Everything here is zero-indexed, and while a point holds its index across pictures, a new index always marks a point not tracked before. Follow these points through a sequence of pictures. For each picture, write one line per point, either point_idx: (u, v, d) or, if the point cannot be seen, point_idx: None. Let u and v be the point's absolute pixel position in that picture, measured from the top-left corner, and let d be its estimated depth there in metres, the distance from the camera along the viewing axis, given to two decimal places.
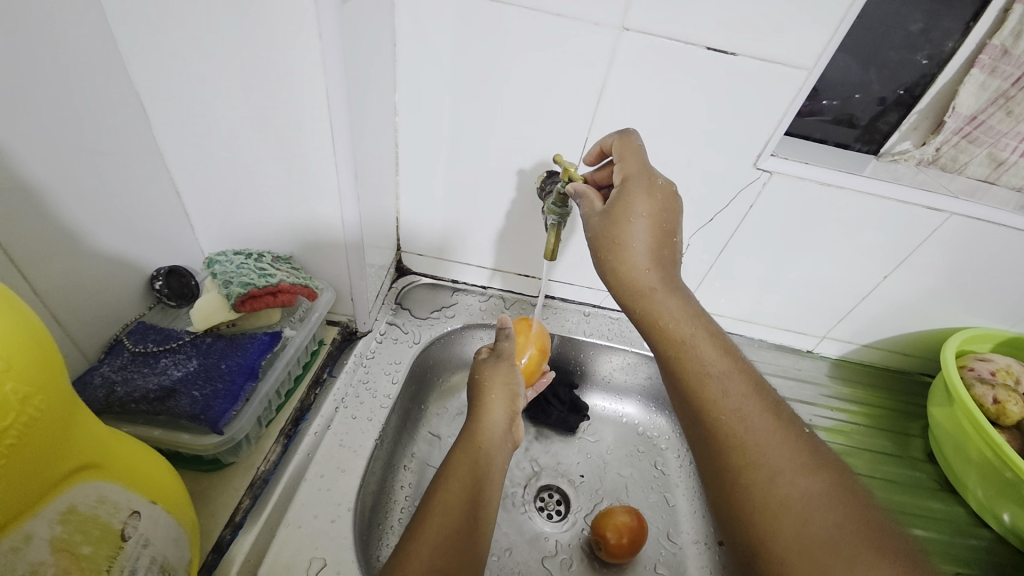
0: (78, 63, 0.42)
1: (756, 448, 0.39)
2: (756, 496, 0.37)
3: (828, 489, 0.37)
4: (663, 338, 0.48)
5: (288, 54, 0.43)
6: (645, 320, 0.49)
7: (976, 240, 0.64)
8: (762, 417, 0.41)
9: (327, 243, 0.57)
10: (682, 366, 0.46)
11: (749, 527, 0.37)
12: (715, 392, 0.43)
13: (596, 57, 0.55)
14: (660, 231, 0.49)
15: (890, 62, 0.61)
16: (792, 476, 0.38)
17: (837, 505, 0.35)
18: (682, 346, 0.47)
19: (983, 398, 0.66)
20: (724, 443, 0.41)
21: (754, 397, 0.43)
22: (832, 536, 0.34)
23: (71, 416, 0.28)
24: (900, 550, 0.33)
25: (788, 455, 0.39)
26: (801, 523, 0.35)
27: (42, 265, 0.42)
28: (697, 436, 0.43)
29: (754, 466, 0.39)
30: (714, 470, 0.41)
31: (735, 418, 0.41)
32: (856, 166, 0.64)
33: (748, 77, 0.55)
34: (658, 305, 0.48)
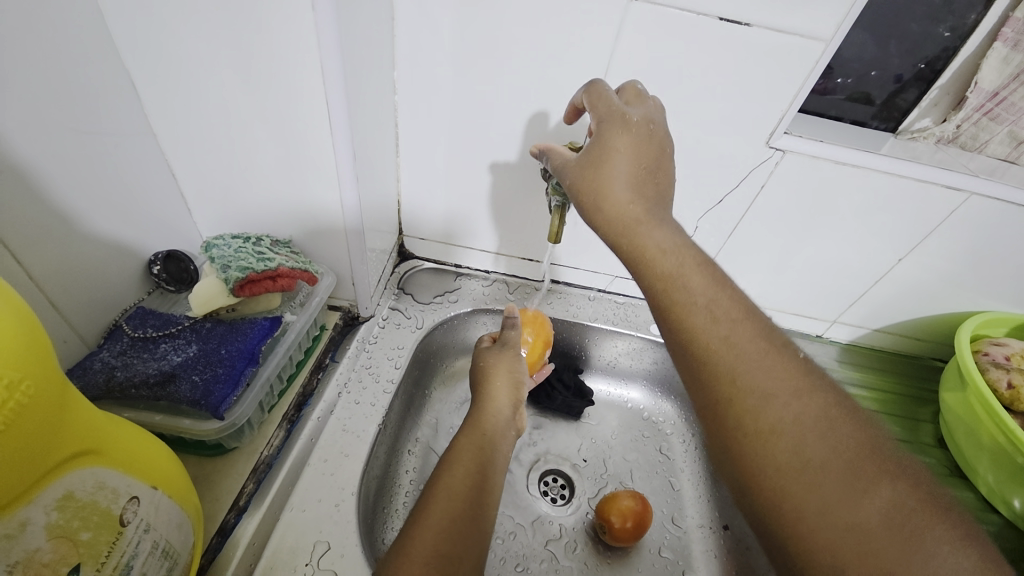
0: (66, 40, 0.40)
1: (754, 382, 0.37)
2: (751, 426, 0.36)
3: (823, 412, 0.35)
4: (649, 272, 0.44)
5: (279, 29, 0.41)
6: (631, 255, 0.45)
7: (996, 221, 0.62)
8: (756, 350, 0.38)
9: (326, 227, 0.56)
10: (667, 298, 0.42)
11: (749, 469, 0.35)
12: (703, 324, 0.40)
13: (602, 32, 0.53)
14: (644, 161, 0.45)
15: (911, 34, 0.58)
16: (787, 402, 0.36)
17: (834, 428, 0.35)
18: (669, 277, 0.43)
19: (997, 382, 0.64)
20: (719, 382, 0.38)
21: (746, 326, 0.40)
22: (831, 461, 0.33)
23: (64, 402, 0.27)
24: (895, 468, 0.33)
25: (781, 380, 0.37)
26: (797, 447, 0.34)
27: (37, 249, 0.41)
28: (690, 374, 0.40)
29: (746, 394, 0.37)
30: (708, 410, 0.38)
31: (726, 347, 0.38)
32: (873, 144, 0.61)
33: (762, 51, 0.52)
34: (643, 239, 0.44)
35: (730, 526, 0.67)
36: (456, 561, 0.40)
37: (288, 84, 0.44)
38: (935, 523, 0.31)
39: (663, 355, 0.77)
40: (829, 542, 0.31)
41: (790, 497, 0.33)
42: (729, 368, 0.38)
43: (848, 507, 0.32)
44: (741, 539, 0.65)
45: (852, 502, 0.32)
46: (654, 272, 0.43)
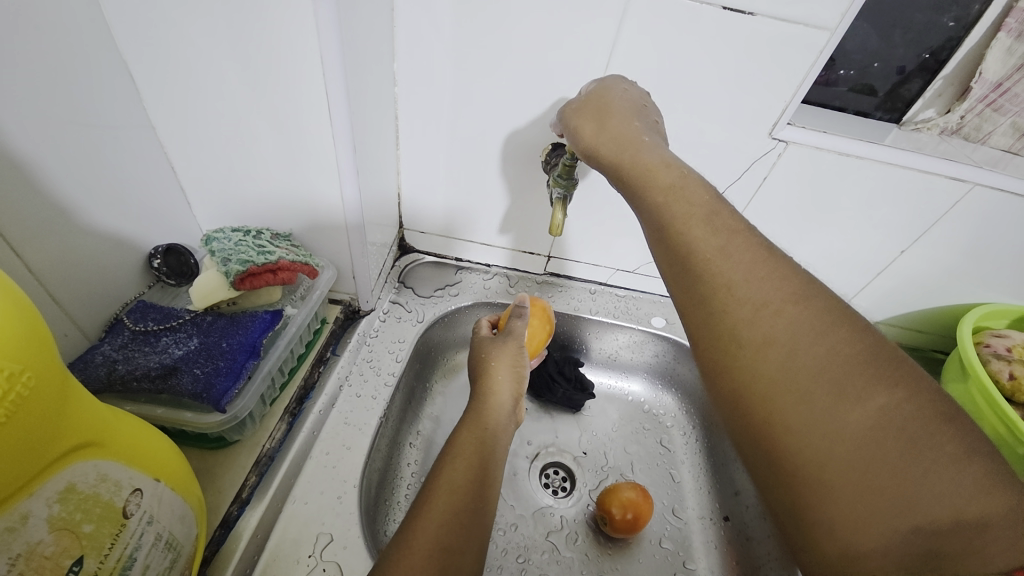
0: (63, 30, 0.40)
1: (746, 289, 0.36)
2: (742, 336, 0.36)
3: (820, 319, 0.35)
4: (648, 188, 0.42)
5: (276, 18, 0.40)
6: (630, 175, 0.43)
7: (1000, 213, 0.61)
8: (752, 259, 0.37)
9: (326, 221, 0.55)
10: (665, 213, 0.41)
11: (735, 372, 0.36)
12: (702, 235, 0.39)
13: (604, 22, 0.52)
14: (637, 106, 0.48)
15: (916, 24, 0.57)
16: (781, 313, 0.35)
17: (831, 335, 0.34)
18: (668, 196, 0.41)
19: (999, 373, 0.64)
20: (711, 290, 0.37)
21: (744, 237, 0.38)
22: (824, 369, 0.33)
23: (65, 394, 0.27)
24: (897, 374, 0.32)
25: (777, 288, 0.36)
26: (788, 355, 0.34)
27: (37, 243, 0.41)
28: (684, 286, 0.39)
29: (738, 304, 0.36)
30: (701, 320, 0.38)
31: (723, 258, 0.38)
32: (877, 135, 0.61)
33: (766, 40, 0.51)
34: (642, 157, 0.43)
35: (730, 518, 0.67)
36: (458, 553, 0.40)
37: (286, 76, 0.44)
38: (934, 430, 0.30)
39: (663, 347, 0.77)
40: (815, 444, 0.31)
41: (777, 404, 0.33)
42: (723, 279, 0.37)
43: (838, 413, 0.31)
44: (740, 530, 0.65)
45: (844, 408, 0.32)
46: (653, 186, 0.42)
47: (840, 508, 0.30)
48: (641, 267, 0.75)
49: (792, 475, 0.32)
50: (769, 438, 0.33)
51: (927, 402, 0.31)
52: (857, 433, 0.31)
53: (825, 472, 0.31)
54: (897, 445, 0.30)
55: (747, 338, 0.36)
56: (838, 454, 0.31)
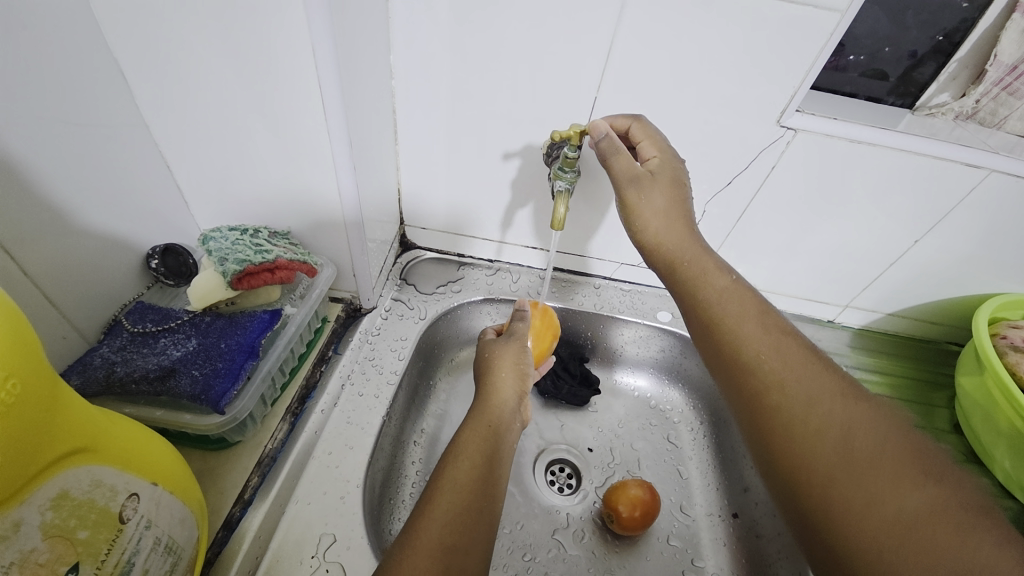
0: (53, 28, 0.39)
1: (795, 378, 0.41)
2: (797, 423, 0.39)
3: (872, 414, 0.38)
4: (702, 285, 0.49)
5: (267, 14, 0.39)
6: (684, 269, 0.50)
7: (1016, 200, 0.59)
8: (798, 352, 0.43)
9: (325, 219, 0.55)
10: (720, 313, 0.47)
11: (788, 456, 0.39)
12: (754, 330, 0.45)
13: (605, 7, 0.51)
14: (677, 184, 0.52)
15: (930, 4, 0.55)
16: (833, 403, 0.39)
17: (880, 428, 0.37)
18: (722, 297, 0.48)
19: (1017, 366, 0.62)
20: (760, 379, 0.42)
21: (792, 341, 0.44)
22: (877, 455, 0.36)
23: (54, 398, 0.26)
24: (940, 468, 0.35)
25: (829, 385, 0.40)
26: (843, 443, 0.37)
27: (32, 245, 0.41)
28: (732, 376, 0.45)
29: (792, 397, 0.40)
30: (751, 407, 0.42)
31: (776, 355, 0.43)
32: (889, 121, 0.59)
33: (774, 24, 0.50)
34: (698, 256, 0.50)
35: (739, 514, 0.66)
36: (461, 553, 0.39)
37: (280, 72, 0.43)
38: (982, 518, 0.32)
39: (669, 343, 0.76)
40: (872, 527, 0.33)
41: (835, 487, 0.35)
42: (775, 373, 0.42)
43: (891, 496, 0.34)
44: (750, 528, 0.64)
45: (898, 492, 0.34)
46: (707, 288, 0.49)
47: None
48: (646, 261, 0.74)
49: (849, 561, 0.33)
50: (825, 522, 0.35)
51: (970, 497, 0.33)
52: (911, 518, 0.32)
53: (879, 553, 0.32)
54: (951, 529, 0.31)
55: (798, 422, 0.39)
56: (892, 535, 0.32)
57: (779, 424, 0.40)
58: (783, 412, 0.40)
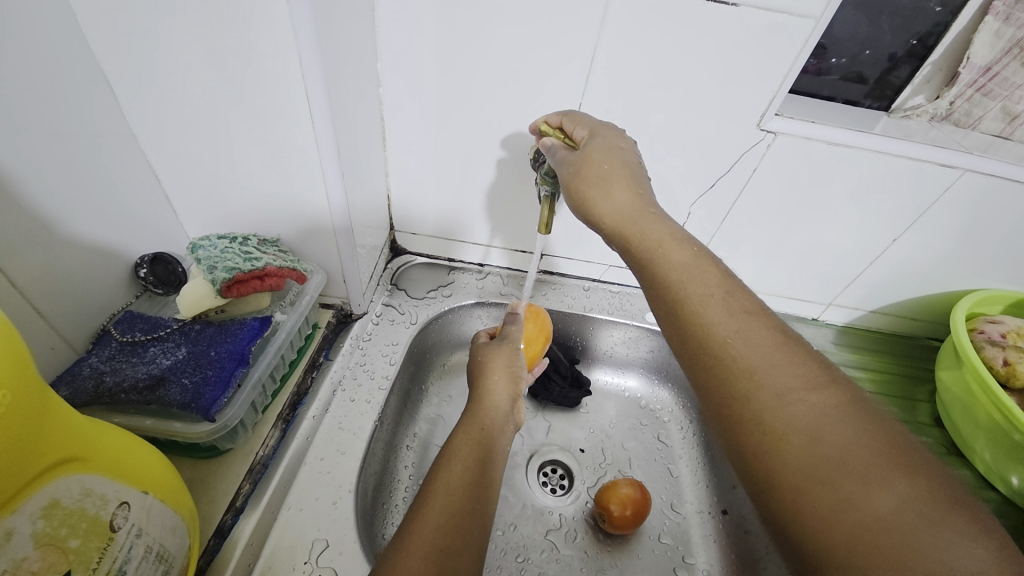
0: (37, 38, 0.39)
1: (762, 367, 0.37)
2: (763, 417, 0.35)
3: (843, 406, 0.34)
4: (660, 265, 0.44)
5: (253, 24, 0.40)
6: (642, 247, 0.46)
7: (989, 198, 0.61)
8: (765, 337, 0.38)
9: (315, 225, 0.55)
10: (681, 295, 0.42)
11: (756, 454, 0.35)
12: (718, 315, 0.40)
13: (589, 15, 0.52)
14: (629, 162, 0.49)
15: (903, 10, 0.57)
16: (800, 396, 0.35)
17: (852, 422, 0.33)
18: (683, 276, 0.43)
19: (993, 360, 0.64)
20: (725, 369, 0.38)
21: (758, 319, 0.40)
22: (847, 451, 0.32)
23: (44, 408, 0.27)
24: (916, 461, 0.31)
25: (796, 375, 0.36)
26: (812, 441, 0.33)
27: (19, 256, 0.40)
28: (695, 366, 0.40)
29: (758, 390, 0.36)
30: (716, 400, 0.38)
31: (741, 341, 0.38)
32: (865, 123, 0.61)
33: (752, 31, 0.51)
34: (652, 230, 0.46)
35: (729, 511, 0.67)
36: (454, 555, 0.40)
37: (267, 79, 0.43)
38: (956, 516, 0.28)
39: (658, 343, 0.77)
40: (844, 536, 0.29)
41: (805, 491, 0.32)
42: (741, 361, 0.38)
43: (864, 499, 0.30)
44: (738, 524, 0.65)
45: (870, 492, 0.30)
46: (666, 267, 0.44)
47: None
48: None
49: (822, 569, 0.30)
50: (799, 530, 0.31)
51: (946, 489, 0.30)
52: (884, 523, 0.29)
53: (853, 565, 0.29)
54: (927, 532, 0.28)
55: (766, 417, 0.35)
56: (865, 542, 0.29)
57: (747, 422, 0.36)
58: (750, 408, 0.36)
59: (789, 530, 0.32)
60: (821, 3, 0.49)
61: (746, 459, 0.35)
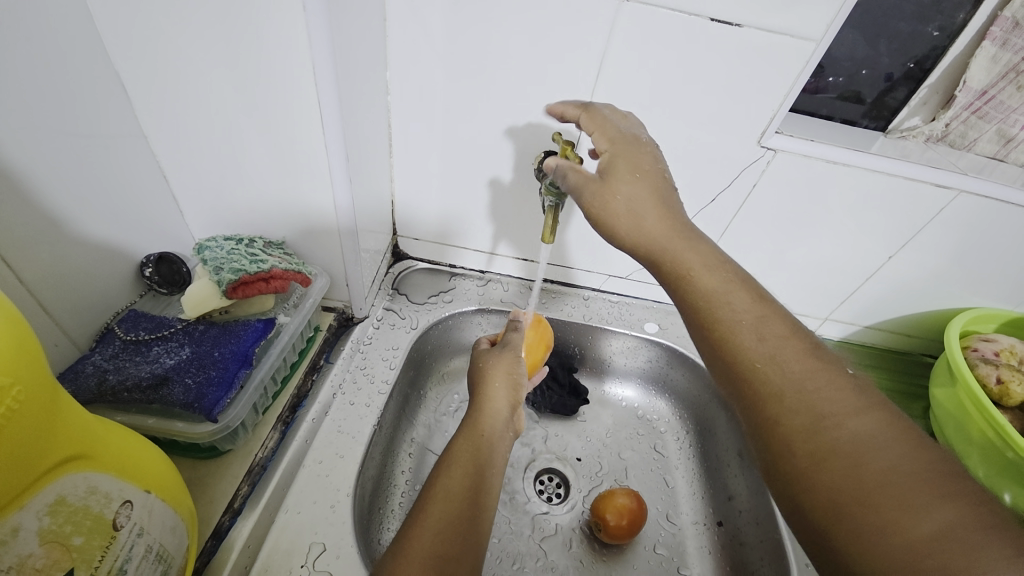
0: (54, 39, 0.40)
1: (799, 392, 0.37)
2: (800, 439, 0.35)
3: (879, 428, 0.34)
4: (692, 291, 0.44)
5: (268, 30, 0.40)
6: (672, 275, 0.45)
7: (983, 218, 0.62)
8: (800, 361, 0.39)
9: (320, 228, 0.56)
10: (713, 321, 0.42)
11: (794, 476, 0.35)
12: (750, 342, 0.40)
13: (595, 30, 0.53)
14: (662, 180, 0.48)
15: (900, 33, 0.59)
16: (836, 419, 0.35)
17: (889, 447, 0.33)
18: (718, 300, 0.43)
19: (986, 378, 0.65)
20: (761, 392, 0.38)
21: (792, 347, 0.40)
22: (883, 472, 0.32)
23: (54, 406, 0.27)
24: (954, 482, 0.31)
25: (832, 397, 0.36)
26: (850, 466, 0.33)
27: (28, 252, 0.41)
28: (732, 388, 0.41)
29: (794, 412, 0.36)
30: (753, 422, 0.39)
31: (774, 367, 0.39)
32: (862, 143, 0.62)
33: (754, 51, 0.53)
34: (684, 256, 0.45)
35: (724, 522, 0.67)
36: (453, 562, 0.40)
37: (280, 85, 0.44)
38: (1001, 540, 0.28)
39: (657, 353, 0.78)
40: (885, 558, 0.29)
41: (843, 511, 0.32)
42: (773, 386, 0.38)
43: (904, 520, 0.30)
44: (734, 535, 0.65)
45: (911, 517, 0.30)
46: (696, 291, 0.44)
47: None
48: (633, 273, 0.76)
49: None
50: (839, 549, 0.32)
51: (989, 515, 0.29)
52: (923, 546, 0.29)
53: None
54: (966, 551, 0.28)
55: (803, 439, 0.35)
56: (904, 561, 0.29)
57: (783, 444, 0.36)
58: (785, 430, 0.36)
59: (827, 549, 0.32)
60: (822, 28, 0.50)
61: (785, 480, 0.36)
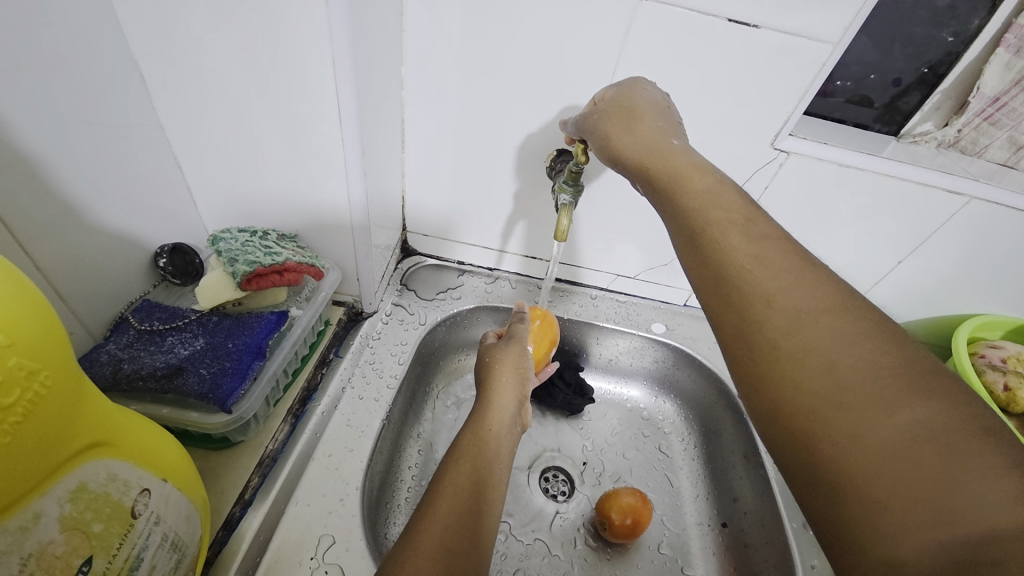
0: (74, 26, 0.40)
1: (781, 290, 0.34)
2: (778, 342, 0.33)
3: (860, 327, 0.31)
4: (678, 196, 0.41)
5: (287, 20, 0.40)
6: (658, 181, 0.43)
7: (995, 224, 0.62)
8: (786, 260, 0.35)
9: (332, 223, 0.56)
10: (695, 223, 0.39)
11: (770, 380, 0.32)
12: (735, 242, 0.37)
13: (611, 29, 0.53)
14: (668, 116, 0.47)
15: (915, 39, 0.59)
16: (809, 321, 0.32)
17: (873, 346, 0.30)
18: (703, 204, 0.39)
19: (994, 385, 0.65)
20: (741, 296, 0.35)
21: (776, 244, 0.36)
22: (863, 380, 0.29)
23: (79, 393, 0.27)
24: (933, 379, 0.29)
25: (812, 296, 0.33)
26: (828, 366, 0.30)
27: (46, 240, 0.41)
28: (706, 291, 0.37)
29: (775, 313, 0.33)
30: (727, 324, 0.36)
31: (757, 265, 0.35)
32: (875, 147, 0.62)
33: (770, 52, 0.53)
34: (674, 162, 0.42)
35: (728, 524, 0.67)
36: (463, 556, 0.40)
37: (298, 78, 0.44)
38: (980, 439, 0.26)
39: (663, 354, 0.78)
40: (862, 460, 0.27)
41: (821, 414, 0.30)
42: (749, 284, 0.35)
43: (880, 423, 0.28)
44: (738, 537, 0.65)
45: (886, 415, 0.28)
46: (686, 195, 0.40)
47: (901, 551, 0.25)
48: (642, 273, 0.76)
49: (834, 498, 0.28)
50: (811, 457, 0.29)
51: (973, 415, 0.27)
52: (903, 446, 0.27)
53: (881, 495, 0.26)
54: (948, 469, 0.25)
55: (781, 341, 0.32)
56: (892, 470, 0.26)
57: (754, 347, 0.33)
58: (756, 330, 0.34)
59: (800, 453, 0.30)
60: (839, 30, 0.50)
61: (759, 384, 0.33)
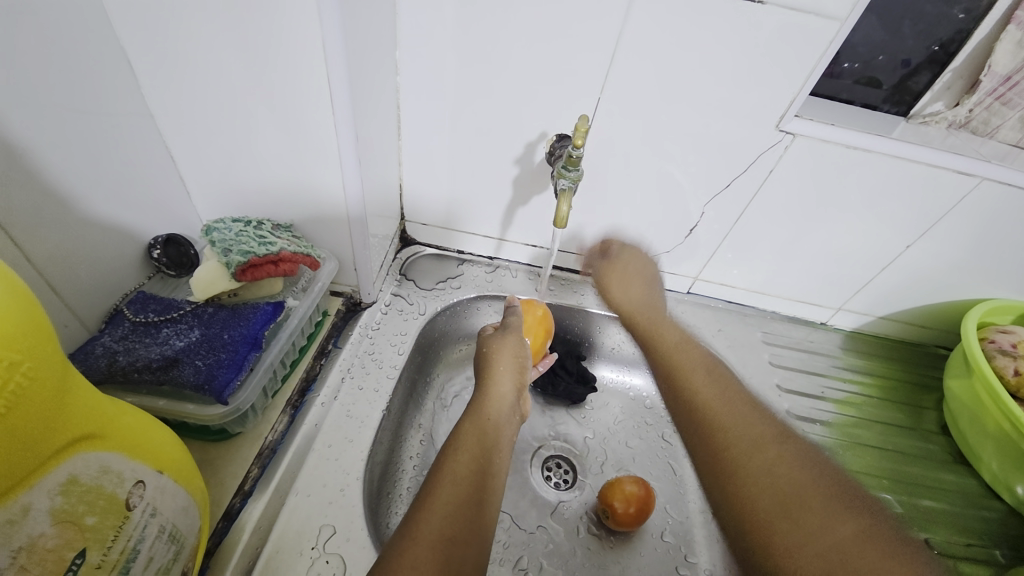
0: (59, 12, 0.39)
1: (726, 406, 0.49)
2: (742, 453, 0.44)
3: (805, 452, 0.44)
4: (660, 343, 0.62)
5: (278, 6, 0.39)
6: (644, 334, 0.64)
7: (1006, 206, 0.61)
8: (746, 409, 0.49)
9: (328, 213, 0.55)
10: (675, 364, 0.57)
11: (735, 492, 0.42)
12: (700, 386, 0.53)
13: (610, 9, 0.51)
14: (651, 283, 0.70)
15: (926, 15, 0.57)
16: (771, 462, 0.43)
17: (802, 470, 0.42)
18: (691, 369, 0.56)
19: (1004, 370, 0.64)
20: (700, 413, 0.50)
21: (731, 395, 0.51)
22: (806, 499, 0.40)
23: (65, 384, 0.26)
24: (852, 488, 0.41)
25: (759, 429, 0.46)
26: (778, 466, 0.42)
27: (35, 232, 0.40)
28: (688, 429, 0.49)
29: (726, 433, 0.47)
30: (705, 462, 0.46)
31: (715, 399, 0.51)
32: (883, 128, 0.60)
33: (777, 30, 0.51)
34: (666, 332, 0.62)
35: None
36: (462, 545, 0.39)
37: (290, 65, 0.43)
38: (879, 530, 0.37)
39: None
40: (800, 542, 0.37)
41: (769, 526, 0.39)
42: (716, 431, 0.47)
43: (822, 529, 0.37)
44: None
45: (825, 523, 0.38)
46: (666, 349, 0.60)
47: None
48: (644, 261, 0.75)
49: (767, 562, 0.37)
50: (760, 546, 0.38)
51: (891, 535, 0.37)
52: (826, 546, 0.36)
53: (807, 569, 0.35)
54: (862, 562, 0.35)
55: (746, 480, 0.42)
56: (820, 552, 0.36)
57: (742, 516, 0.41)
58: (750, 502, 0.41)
59: (751, 552, 0.39)
60: (848, 5, 0.48)
61: (734, 518, 0.41)
